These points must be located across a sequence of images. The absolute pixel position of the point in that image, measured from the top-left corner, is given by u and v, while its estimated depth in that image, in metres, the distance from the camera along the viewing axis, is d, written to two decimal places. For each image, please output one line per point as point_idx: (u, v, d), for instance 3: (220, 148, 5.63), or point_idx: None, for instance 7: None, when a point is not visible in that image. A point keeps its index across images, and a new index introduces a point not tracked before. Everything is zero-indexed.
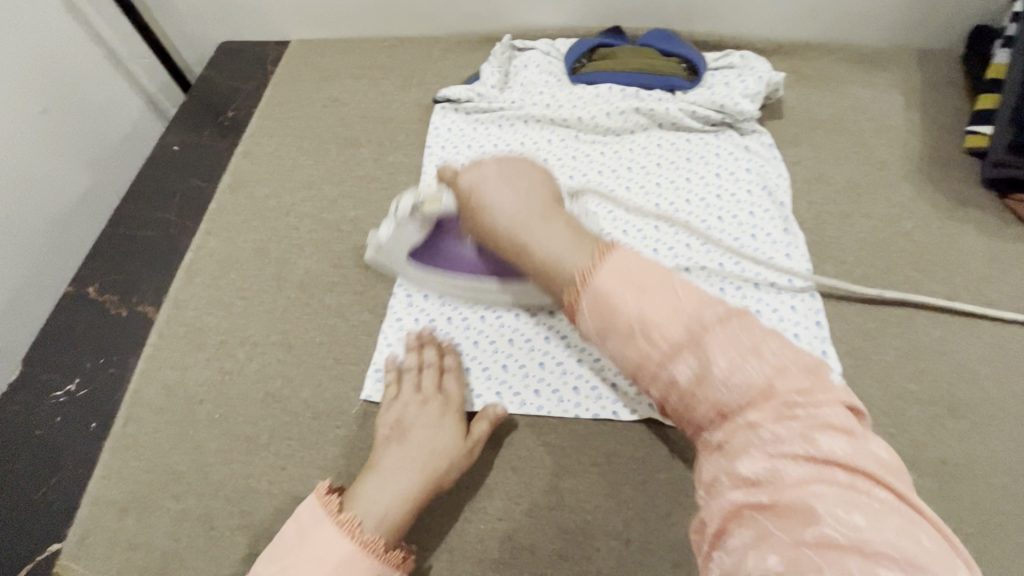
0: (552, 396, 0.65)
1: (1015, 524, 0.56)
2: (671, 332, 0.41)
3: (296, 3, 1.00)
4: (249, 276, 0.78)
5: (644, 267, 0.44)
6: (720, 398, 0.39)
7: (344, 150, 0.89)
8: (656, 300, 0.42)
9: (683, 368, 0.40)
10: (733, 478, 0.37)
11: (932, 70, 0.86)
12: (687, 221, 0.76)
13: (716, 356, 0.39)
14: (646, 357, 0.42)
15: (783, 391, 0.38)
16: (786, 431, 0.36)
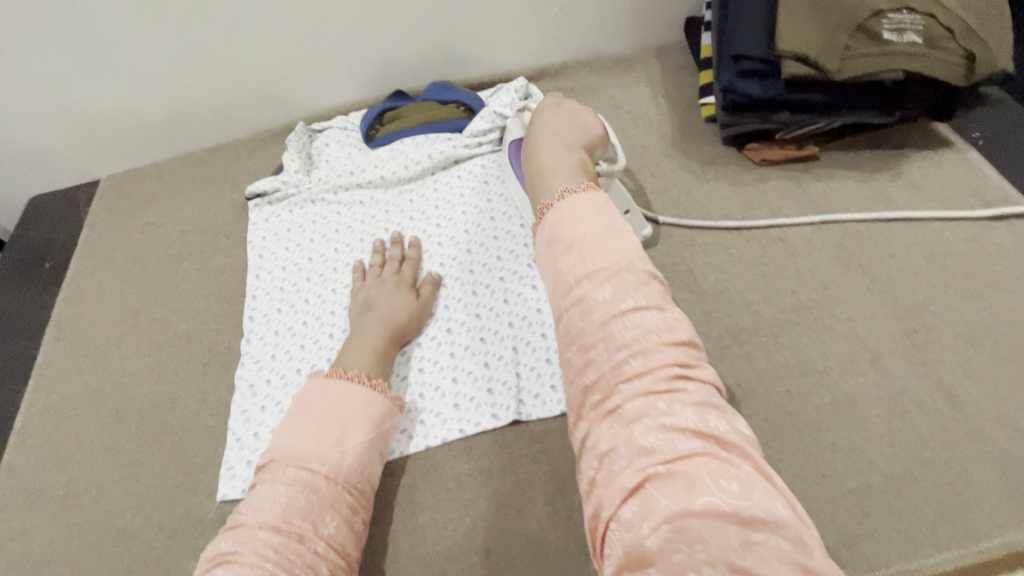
0: (402, 436, 0.68)
1: (803, 420, 0.64)
2: (632, 393, 0.44)
3: (92, 145, 1.02)
4: (86, 418, 0.77)
5: (606, 212, 0.54)
6: (610, 323, 0.47)
7: (167, 267, 0.91)
8: (599, 245, 0.51)
9: (601, 293, 0.49)
10: (655, 418, 0.43)
11: (667, 60, 1.01)
12: (495, 237, 0.83)
13: (623, 297, 0.48)
14: (571, 271, 0.50)
15: (705, 438, 0.41)
16: (665, 347, 0.46)
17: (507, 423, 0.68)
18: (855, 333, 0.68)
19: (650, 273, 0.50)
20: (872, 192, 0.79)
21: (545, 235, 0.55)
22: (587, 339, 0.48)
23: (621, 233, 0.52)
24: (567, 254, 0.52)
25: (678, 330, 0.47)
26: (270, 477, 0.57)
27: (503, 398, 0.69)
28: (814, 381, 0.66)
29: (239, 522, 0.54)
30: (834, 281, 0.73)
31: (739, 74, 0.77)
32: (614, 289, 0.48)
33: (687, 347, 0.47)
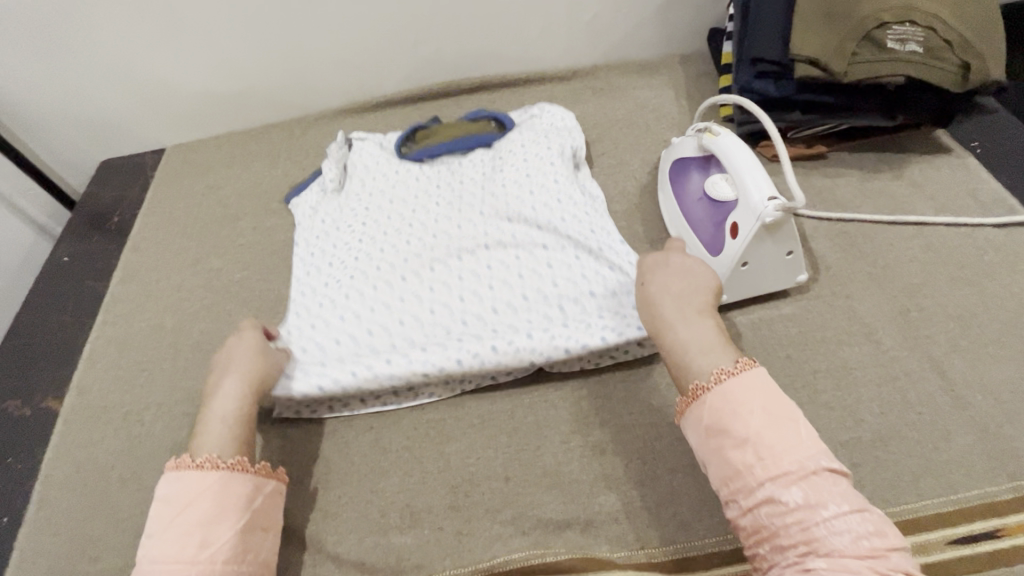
0: (426, 396, 0.73)
1: (800, 382, 0.70)
2: (801, 532, 0.47)
3: (163, 115, 1.13)
4: (148, 350, 0.85)
5: (769, 394, 0.53)
6: (813, 529, 0.47)
7: (224, 226, 1.00)
8: (774, 438, 0.50)
9: (792, 493, 0.48)
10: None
11: (691, 66, 1.10)
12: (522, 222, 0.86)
13: (821, 502, 0.47)
14: (750, 471, 0.50)
15: (879, 565, 0.45)
16: (836, 506, 0.47)
17: (549, 372, 0.71)
18: (853, 310, 0.75)
19: (838, 467, 0.50)
20: (875, 189, 0.86)
21: (705, 423, 0.54)
22: (784, 543, 0.48)
23: (789, 416, 0.52)
24: (739, 448, 0.51)
25: (888, 533, 0.47)
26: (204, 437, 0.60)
27: (546, 348, 0.72)
28: (814, 350, 0.72)
29: (186, 458, 0.58)
30: (836, 264, 0.79)
31: (755, 75, 0.85)
32: (806, 496, 0.48)
33: (908, 558, 0.46)
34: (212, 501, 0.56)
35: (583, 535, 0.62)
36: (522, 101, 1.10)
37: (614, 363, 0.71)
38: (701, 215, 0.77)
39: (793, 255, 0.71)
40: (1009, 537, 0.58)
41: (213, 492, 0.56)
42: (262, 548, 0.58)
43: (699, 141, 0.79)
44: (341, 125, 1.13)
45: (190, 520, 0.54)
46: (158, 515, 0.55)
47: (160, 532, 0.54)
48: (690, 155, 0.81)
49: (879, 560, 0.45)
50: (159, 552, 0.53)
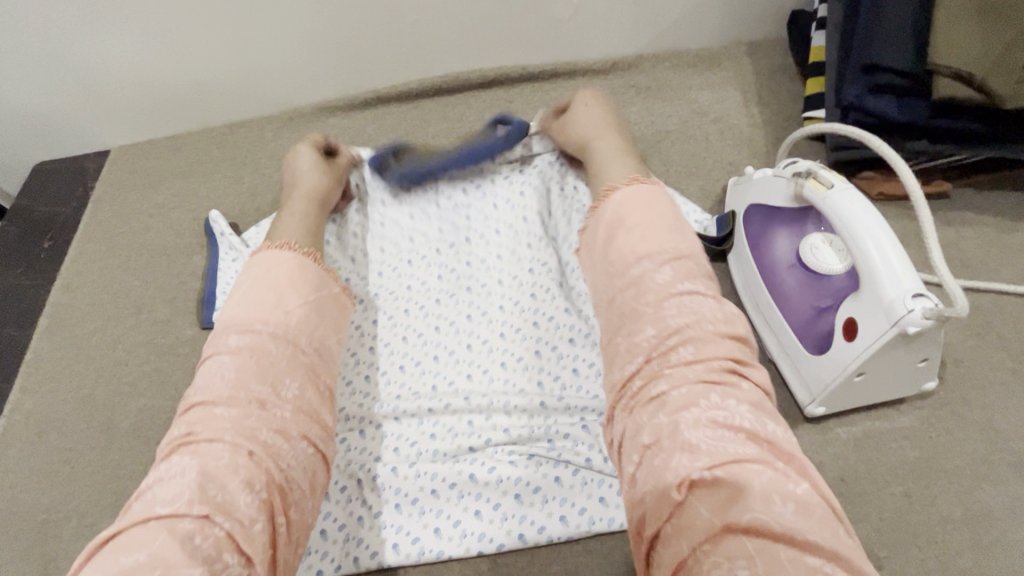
0: (412, 546, 0.56)
1: (923, 536, 0.51)
2: (646, 320, 0.48)
3: (103, 112, 0.92)
4: (75, 432, 0.68)
5: (665, 202, 0.55)
6: (664, 304, 0.48)
7: (175, 260, 0.81)
8: (658, 229, 0.52)
9: (661, 274, 0.50)
10: (690, 329, 0.47)
11: (763, 60, 0.86)
12: (533, 292, 0.67)
13: (678, 283, 0.49)
14: (631, 250, 0.51)
15: (719, 364, 0.45)
16: (705, 304, 0.48)
17: (584, 531, 0.54)
18: (992, 427, 0.55)
19: (703, 269, 0.51)
20: (1015, 246, 0.65)
21: (602, 224, 0.55)
22: (639, 327, 0.48)
23: (676, 223, 0.53)
24: (627, 234, 0.53)
25: (734, 325, 0.48)
26: (214, 350, 0.49)
27: (576, 496, 0.56)
28: (942, 487, 0.53)
29: (236, 325, 0.50)
30: (967, 356, 0.59)
31: (870, 88, 0.62)
32: (674, 274, 0.49)
33: (744, 350, 0.47)
34: (193, 472, 0.42)
35: None
36: (546, 102, 0.88)
37: None
38: (794, 289, 0.57)
39: (930, 362, 0.51)
40: None
41: (193, 458, 0.43)
42: (332, 338, 0.55)
43: (796, 188, 0.57)
44: (322, 128, 0.91)
45: (285, 295, 0.53)
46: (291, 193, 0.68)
47: (227, 400, 0.46)
48: (782, 201, 0.59)
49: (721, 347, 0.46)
50: (240, 306, 0.52)
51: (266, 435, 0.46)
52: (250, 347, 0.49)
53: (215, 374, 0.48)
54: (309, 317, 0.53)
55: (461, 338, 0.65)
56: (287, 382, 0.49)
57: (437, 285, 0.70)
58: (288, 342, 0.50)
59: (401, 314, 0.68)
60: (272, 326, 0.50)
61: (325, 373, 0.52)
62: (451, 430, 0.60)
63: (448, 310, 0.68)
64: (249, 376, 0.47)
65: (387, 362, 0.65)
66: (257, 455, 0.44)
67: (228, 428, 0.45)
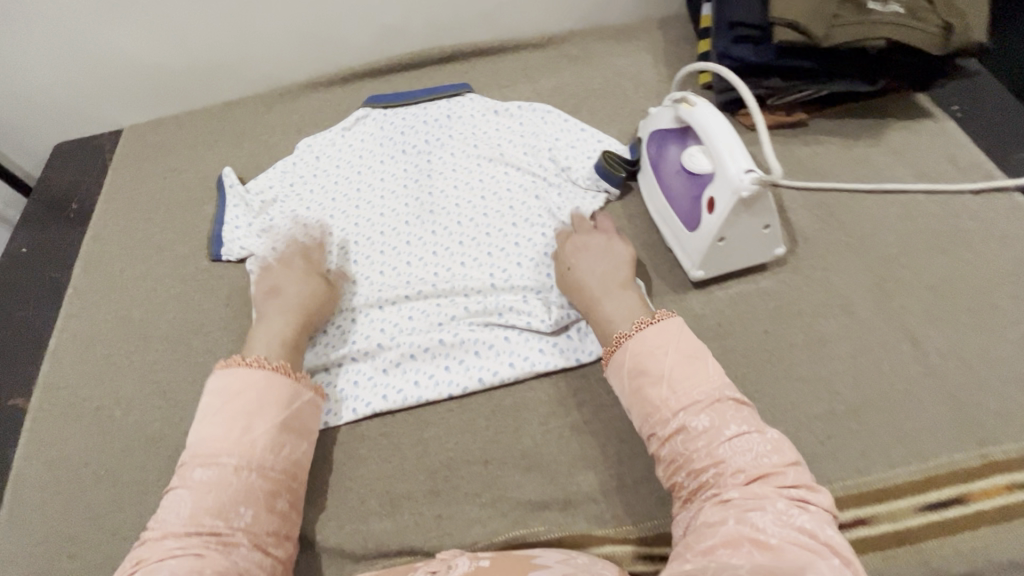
0: (396, 395, 0.71)
1: (776, 356, 0.70)
2: (697, 441, 0.56)
3: (117, 95, 1.07)
4: (116, 343, 0.82)
5: (684, 339, 0.62)
6: (717, 448, 0.55)
7: (189, 210, 0.96)
8: (685, 375, 0.59)
9: (702, 421, 0.57)
10: (731, 447, 0.55)
11: (668, 30, 1.06)
12: (484, 212, 0.86)
13: (724, 425, 0.56)
14: (665, 403, 0.58)
15: (774, 478, 0.53)
16: (735, 421, 0.56)
17: (528, 372, 0.71)
18: (829, 282, 0.74)
19: (740, 400, 0.59)
20: (855, 157, 0.85)
21: (627, 373, 0.61)
22: (698, 465, 0.55)
23: (699, 358, 0.60)
24: (657, 386, 0.59)
25: (784, 451, 0.55)
26: (179, 482, 0.58)
27: (521, 349, 0.73)
28: (791, 323, 0.72)
29: (199, 448, 0.58)
30: (813, 236, 0.78)
31: (733, 40, 0.82)
32: (712, 420, 0.56)
33: (802, 474, 0.54)
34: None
35: (562, 512, 0.63)
36: (495, 71, 1.06)
37: (592, 355, 0.72)
38: (679, 189, 0.75)
39: (770, 229, 0.70)
40: None
41: (148, 573, 0.52)
42: (298, 450, 0.63)
43: (676, 112, 0.77)
44: (307, 100, 1.08)
45: (255, 428, 0.60)
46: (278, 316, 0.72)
47: (181, 529, 0.54)
48: (669, 127, 0.78)
49: (777, 466, 0.54)
50: (205, 432, 0.59)
51: (223, 551, 0.54)
52: (216, 479, 0.57)
53: (179, 505, 0.56)
54: (270, 443, 0.60)
55: (428, 248, 0.84)
56: (245, 505, 0.57)
57: (408, 213, 0.88)
58: (250, 470, 0.58)
59: (381, 236, 0.86)
60: (237, 457, 0.58)
61: (283, 495, 0.60)
62: (424, 313, 0.77)
63: (419, 230, 0.86)
64: (209, 510, 0.55)
65: (371, 271, 0.83)
66: (207, 554, 0.53)
67: (176, 547, 0.53)
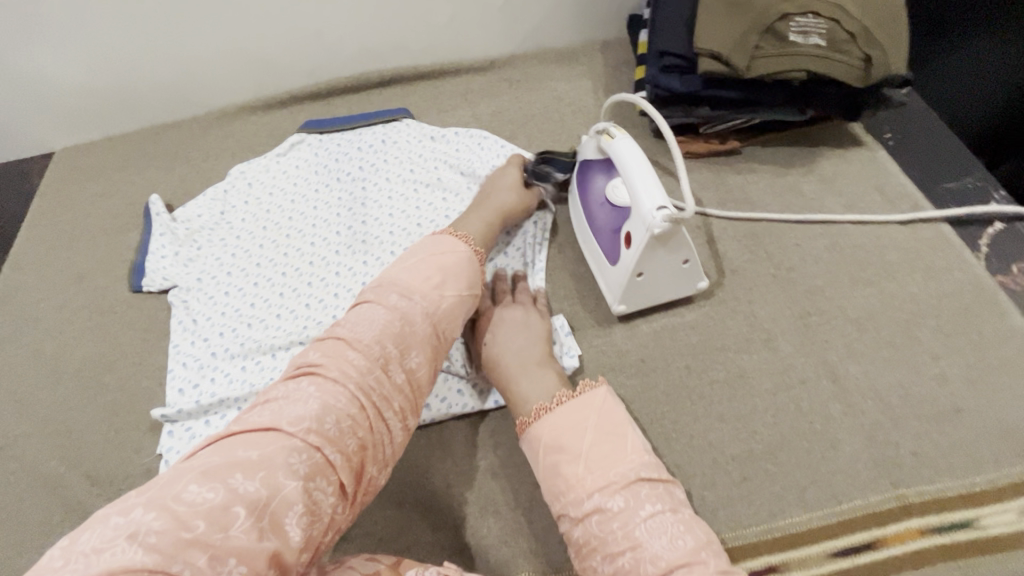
0: None
1: (697, 393, 0.68)
2: (610, 524, 0.51)
3: (46, 117, 1.04)
4: (24, 378, 0.79)
5: (605, 414, 0.57)
6: (634, 531, 0.50)
7: (114, 237, 0.93)
8: (601, 453, 0.54)
9: (616, 501, 0.51)
10: (646, 526, 0.50)
11: (610, 55, 1.05)
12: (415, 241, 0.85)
13: (642, 503, 0.51)
14: (581, 482, 0.53)
15: (693, 564, 0.48)
16: (651, 499, 0.51)
17: (443, 413, 0.68)
18: (754, 314, 0.73)
19: (658, 475, 0.53)
20: (786, 185, 0.85)
21: (542, 451, 0.57)
22: (613, 550, 0.50)
23: (616, 433, 0.56)
24: (572, 463, 0.54)
25: (699, 532, 0.50)
26: (312, 373, 0.52)
27: (439, 388, 0.70)
28: (714, 359, 0.71)
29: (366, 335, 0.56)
30: (740, 267, 0.77)
31: (662, 69, 0.81)
32: (627, 500, 0.51)
33: (720, 557, 0.49)
34: (268, 459, 0.44)
35: (472, 560, 0.61)
36: (435, 94, 1.05)
37: None
38: (602, 221, 0.73)
39: (691, 264, 0.69)
40: (973, 530, 0.59)
41: (261, 448, 0.45)
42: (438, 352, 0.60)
43: (598, 143, 0.75)
44: (245, 124, 1.06)
45: (410, 317, 0.58)
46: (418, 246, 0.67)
47: (316, 413, 0.48)
48: (596, 160, 0.76)
49: (695, 551, 0.48)
50: (369, 312, 0.58)
51: (323, 452, 0.47)
52: (361, 375, 0.53)
53: (302, 401, 0.50)
54: (429, 325, 0.59)
55: (357, 280, 0.82)
56: (415, 353, 0.57)
57: (339, 242, 0.87)
58: (378, 363, 0.54)
59: (309, 267, 0.85)
60: (374, 340, 0.55)
61: (401, 401, 0.55)
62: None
63: (348, 261, 0.85)
64: (334, 415, 0.49)
65: (296, 304, 0.81)
66: (310, 453, 0.46)
67: (298, 429, 0.47)
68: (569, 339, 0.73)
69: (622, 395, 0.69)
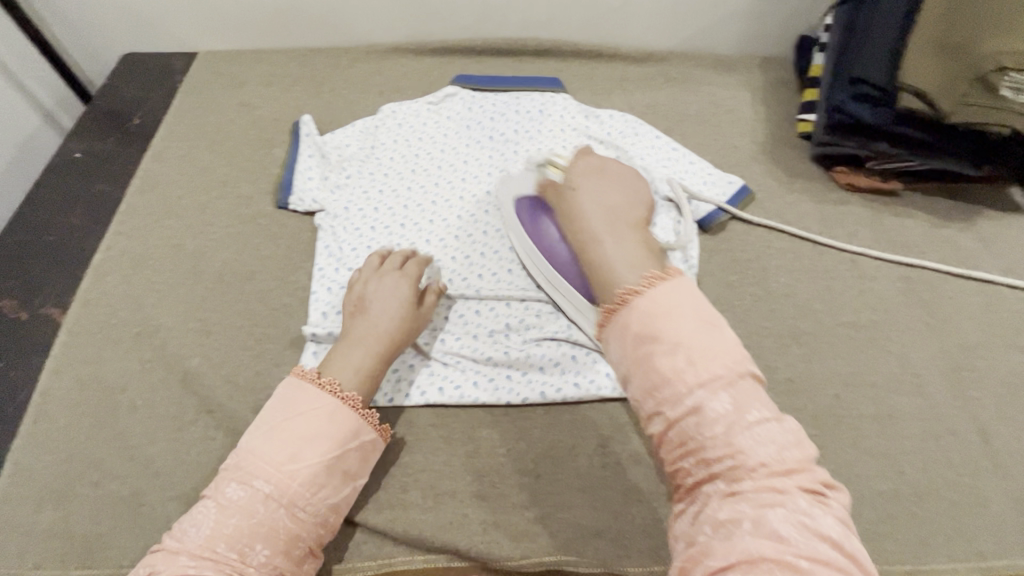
0: (454, 392, 0.70)
1: (844, 423, 0.69)
2: (719, 443, 0.48)
3: (200, 18, 1.03)
4: (163, 271, 0.79)
5: (698, 305, 0.55)
6: (737, 436, 0.48)
7: (259, 149, 0.93)
8: (701, 345, 0.51)
9: (719, 402, 0.49)
10: (791, 513, 0.45)
11: (770, 71, 1.04)
12: None
13: (744, 408, 0.49)
14: (680, 377, 0.50)
15: (785, 473, 0.47)
16: (756, 409, 0.49)
17: (591, 394, 0.69)
18: (905, 358, 0.73)
19: (757, 382, 0.52)
20: (944, 238, 0.84)
21: (632, 331, 0.54)
22: (710, 455, 0.48)
23: (714, 323, 0.53)
24: (670, 354, 0.51)
25: (805, 446, 0.49)
26: (213, 494, 0.57)
27: (587, 368, 0.71)
28: (862, 394, 0.71)
29: (241, 469, 0.57)
30: (894, 308, 0.77)
31: (853, 96, 0.81)
32: (733, 401, 0.49)
33: (817, 473, 0.48)
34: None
35: (612, 541, 0.61)
36: (590, 74, 1.04)
37: None
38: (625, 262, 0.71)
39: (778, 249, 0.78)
40: None
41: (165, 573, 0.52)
42: (335, 491, 0.59)
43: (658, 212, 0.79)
44: (393, 64, 1.05)
45: (297, 433, 0.59)
46: (361, 333, 0.68)
47: (198, 546, 0.54)
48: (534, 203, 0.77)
49: (789, 464, 0.47)
50: (254, 446, 0.59)
51: (234, 560, 0.54)
52: (246, 501, 0.56)
53: (206, 522, 0.55)
54: (310, 478, 0.58)
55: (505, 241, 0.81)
56: (307, 452, 0.58)
57: (488, 199, 0.85)
58: (280, 502, 0.56)
59: (457, 219, 0.84)
60: (270, 485, 0.57)
61: (319, 494, 0.58)
62: (491, 310, 0.76)
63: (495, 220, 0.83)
64: (227, 537, 0.54)
65: (442, 256, 0.80)
66: (220, 564, 0.53)
67: (190, 562, 0.53)
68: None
69: None
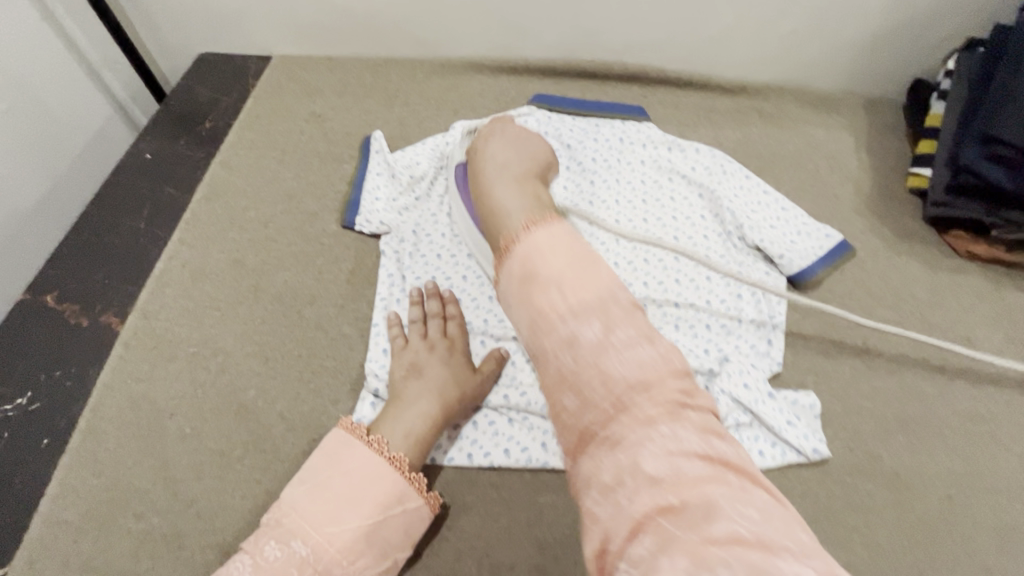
0: (521, 454, 0.64)
1: (957, 531, 0.61)
2: (585, 415, 0.45)
3: (278, 23, 1.00)
4: (223, 287, 0.76)
5: (575, 243, 0.52)
6: (605, 360, 0.45)
7: (327, 163, 0.89)
8: (576, 279, 0.49)
9: (592, 330, 0.47)
10: (660, 442, 0.41)
11: (877, 115, 0.95)
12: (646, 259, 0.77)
13: (615, 332, 0.46)
14: (555, 308, 0.48)
15: (651, 386, 0.44)
16: (650, 356, 0.45)
17: None
18: None
19: (633, 302, 0.49)
20: None
21: (516, 273, 0.51)
22: (586, 387, 0.45)
23: (591, 260, 0.50)
24: (547, 290, 0.48)
25: (674, 359, 0.46)
26: (249, 548, 0.52)
27: None
28: (980, 499, 0.62)
29: (280, 525, 0.53)
30: (1019, 400, 0.68)
31: (985, 156, 0.72)
32: (604, 329, 0.46)
33: (684, 381, 0.45)
34: None
35: None
36: (677, 105, 0.97)
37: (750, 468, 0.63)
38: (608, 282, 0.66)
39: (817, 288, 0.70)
40: None
41: None
42: (374, 560, 0.54)
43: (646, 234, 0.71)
44: (469, 81, 1.00)
45: (338, 492, 0.55)
46: (409, 399, 0.63)
47: None
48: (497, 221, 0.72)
49: (658, 377, 0.44)
50: (298, 501, 0.54)
51: None
52: (282, 564, 0.51)
53: None
54: (349, 545, 0.53)
55: None
56: (348, 514, 0.54)
57: None
58: (316, 569, 0.52)
59: None
60: (309, 548, 0.52)
61: (356, 565, 0.53)
62: None
63: None
64: None
65: None
66: None
67: None
68: (816, 422, 0.67)
69: (866, 506, 0.62)
